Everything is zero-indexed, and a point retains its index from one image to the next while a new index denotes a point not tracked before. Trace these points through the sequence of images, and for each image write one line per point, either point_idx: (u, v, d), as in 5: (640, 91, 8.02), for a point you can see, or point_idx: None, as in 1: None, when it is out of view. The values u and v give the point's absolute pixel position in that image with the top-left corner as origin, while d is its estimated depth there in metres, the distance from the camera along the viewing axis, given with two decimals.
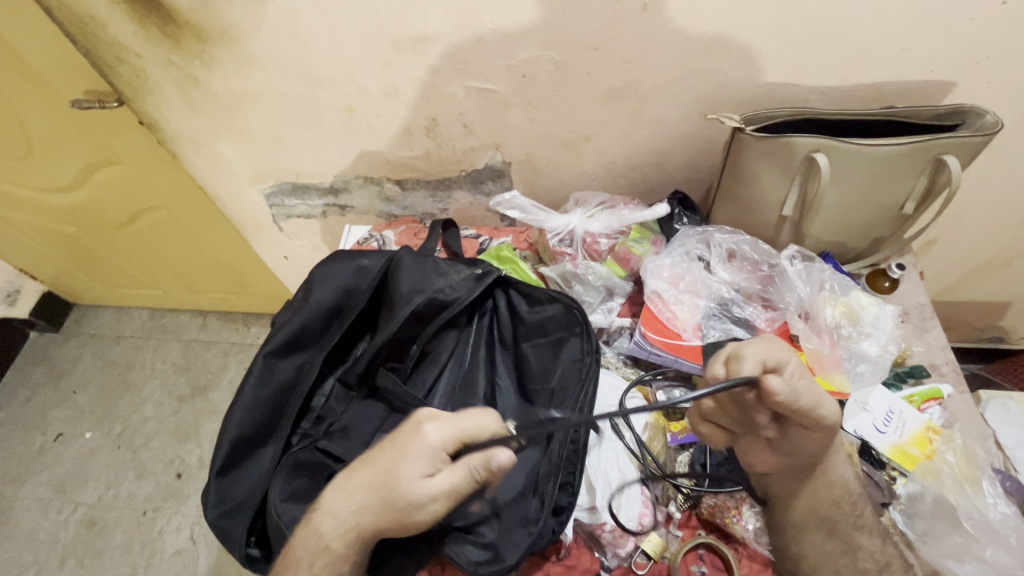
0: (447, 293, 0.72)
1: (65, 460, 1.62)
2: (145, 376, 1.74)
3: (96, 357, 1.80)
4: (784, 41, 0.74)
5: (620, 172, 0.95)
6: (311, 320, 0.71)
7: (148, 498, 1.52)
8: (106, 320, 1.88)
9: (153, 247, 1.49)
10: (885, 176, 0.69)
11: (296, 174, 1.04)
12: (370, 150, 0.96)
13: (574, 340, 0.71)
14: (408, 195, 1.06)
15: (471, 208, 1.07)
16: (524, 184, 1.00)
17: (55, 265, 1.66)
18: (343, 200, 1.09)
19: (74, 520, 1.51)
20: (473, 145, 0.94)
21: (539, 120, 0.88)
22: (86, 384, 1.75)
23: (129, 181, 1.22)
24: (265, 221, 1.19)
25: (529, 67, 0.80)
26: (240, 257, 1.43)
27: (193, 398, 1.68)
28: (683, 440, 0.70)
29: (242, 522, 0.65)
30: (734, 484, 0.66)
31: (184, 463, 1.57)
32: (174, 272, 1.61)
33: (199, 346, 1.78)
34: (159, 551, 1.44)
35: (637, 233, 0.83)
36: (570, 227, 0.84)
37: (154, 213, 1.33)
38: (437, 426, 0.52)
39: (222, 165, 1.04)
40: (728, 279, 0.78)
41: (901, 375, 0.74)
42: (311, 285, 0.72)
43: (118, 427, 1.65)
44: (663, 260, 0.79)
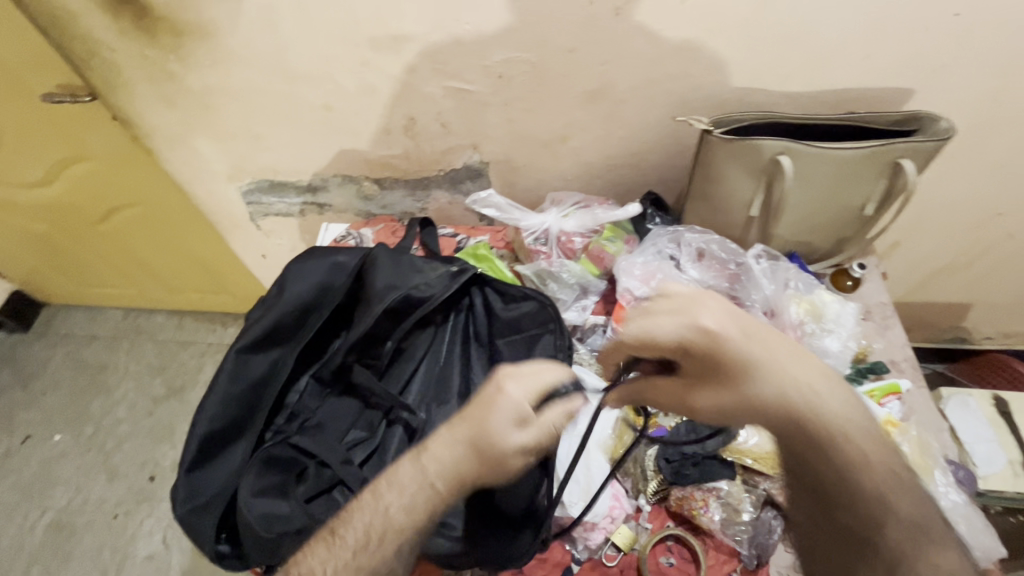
0: (422, 290, 0.72)
1: (33, 463, 1.58)
2: (118, 377, 1.71)
3: (67, 357, 1.76)
4: (749, 48, 0.76)
5: (596, 173, 0.97)
6: (284, 316, 0.71)
7: (120, 501, 1.50)
8: (79, 320, 1.84)
9: (126, 245, 1.47)
10: (847, 178, 0.72)
11: (273, 172, 1.04)
12: (348, 148, 0.97)
13: (547, 337, 0.73)
14: (387, 194, 1.06)
15: (450, 207, 1.08)
16: (503, 183, 1.01)
17: (25, 262, 1.62)
18: (321, 199, 1.09)
19: (42, 524, 1.48)
20: (452, 144, 0.95)
21: (516, 121, 0.89)
22: (56, 385, 1.71)
23: (102, 177, 1.21)
24: (243, 219, 1.18)
25: (505, 68, 0.81)
26: (218, 256, 1.41)
27: (168, 399, 1.66)
28: (652, 435, 0.70)
29: (211, 519, 0.64)
30: (699, 476, 0.67)
31: (158, 466, 1.55)
32: (149, 270, 1.58)
33: (175, 347, 1.75)
34: (131, 555, 1.42)
35: (611, 231, 0.84)
36: (546, 226, 0.85)
37: (128, 210, 1.32)
38: (516, 385, 0.56)
39: (199, 162, 1.04)
40: (697, 277, 0.79)
41: (863, 371, 0.76)
42: (285, 282, 0.72)
43: (90, 429, 1.62)
44: (635, 258, 0.80)
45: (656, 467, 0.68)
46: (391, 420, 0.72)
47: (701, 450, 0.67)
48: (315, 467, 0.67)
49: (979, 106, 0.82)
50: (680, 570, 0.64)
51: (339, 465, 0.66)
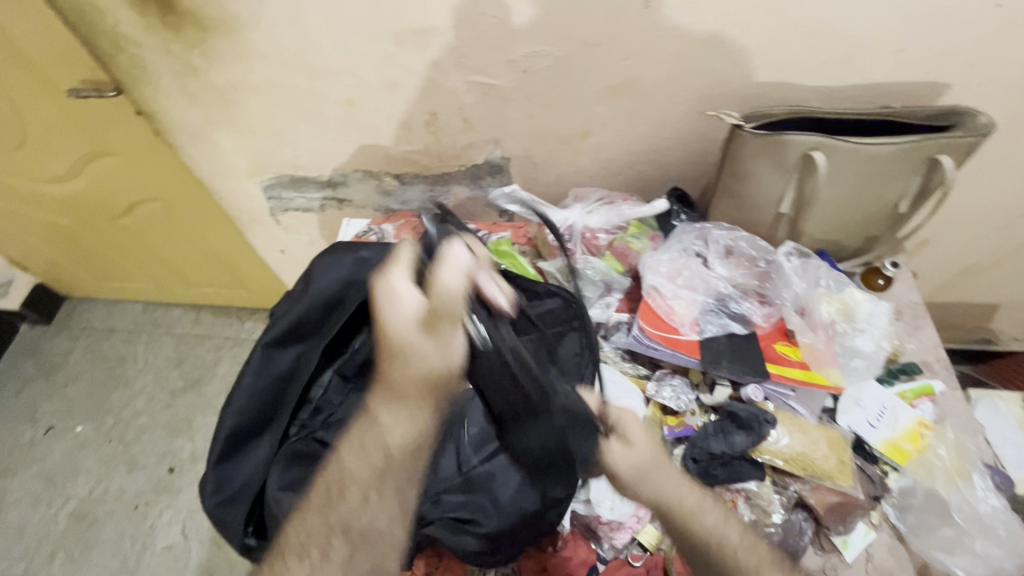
0: None
1: (54, 453, 1.61)
2: (137, 369, 1.73)
3: (88, 350, 1.79)
4: (780, 42, 0.75)
5: (618, 169, 0.96)
6: (310, 311, 0.71)
7: (140, 492, 1.52)
8: (98, 313, 1.86)
9: (146, 239, 1.49)
10: (882, 174, 0.70)
11: (294, 167, 1.04)
12: (368, 143, 0.97)
13: (573, 335, 0.72)
14: (406, 190, 1.07)
15: (470, 203, 1.08)
16: (523, 179, 1.00)
17: (47, 256, 1.65)
18: (340, 194, 1.09)
19: (64, 514, 1.51)
20: (473, 140, 0.94)
21: (539, 116, 0.89)
22: (77, 377, 1.74)
23: (124, 172, 1.22)
24: (262, 214, 1.19)
25: (529, 62, 0.80)
26: (236, 250, 1.42)
27: (185, 392, 1.67)
28: (679, 433, 0.69)
29: (236, 513, 0.65)
30: (727, 476, 0.65)
31: (177, 458, 1.57)
32: (168, 264, 1.60)
33: (192, 340, 1.77)
34: (150, 545, 1.44)
35: (636, 228, 0.84)
36: (570, 223, 0.84)
37: (149, 205, 1.33)
38: (450, 270, 0.58)
39: (220, 157, 1.04)
40: (725, 275, 0.77)
41: (895, 372, 0.75)
42: (311, 276, 0.72)
43: (110, 421, 1.65)
44: (661, 255, 0.79)
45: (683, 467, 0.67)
46: None
47: (729, 450, 0.65)
48: None
49: (1017, 101, 0.79)
50: None
51: None
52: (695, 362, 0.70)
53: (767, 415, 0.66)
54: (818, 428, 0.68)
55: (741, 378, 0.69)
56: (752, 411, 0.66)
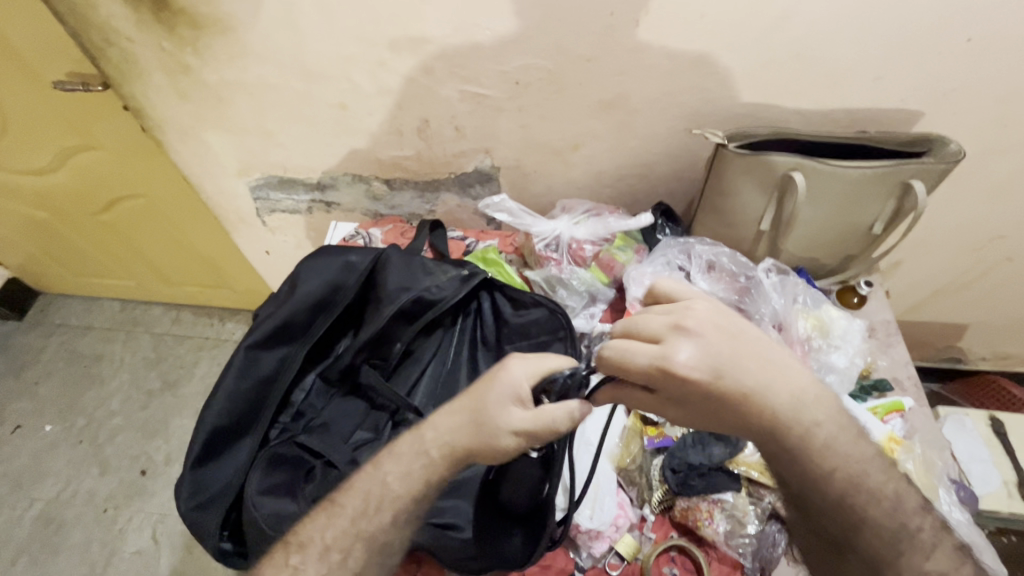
0: (433, 292, 0.72)
1: (22, 453, 1.56)
2: (113, 368, 1.69)
3: (62, 347, 1.74)
4: (764, 65, 0.77)
5: (606, 182, 0.98)
6: (296, 313, 0.70)
7: (110, 495, 1.48)
8: (75, 310, 1.82)
9: (128, 235, 1.46)
10: (853, 196, 0.73)
11: (284, 168, 1.04)
12: (360, 148, 0.97)
13: (557, 345, 0.73)
14: (396, 195, 1.08)
15: (458, 210, 1.09)
16: (513, 188, 1.02)
17: (24, 249, 1.61)
18: (329, 196, 1.09)
19: (29, 516, 1.46)
20: (464, 148, 0.95)
21: (530, 127, 0.90)
22: (49, 375, 1.69)
23: (108, 168, 1.20)
24: (250, 215, 1.18)
25: (522, 74, 0.82)
26: (221, 250, 1.41)
27: (163, 393, 1.64)
28: (659, 444, 0.70)
29: (214, 515, 0.64)
30: (705, 487, 0.67)
31: (150, 460, 1.53)
32: (150, 261, 1.57)
33: (171, 340, 1.74)
34: (119, 550, 1.41)
35: (621, 241, 0.84)
36: (557, 233, 0.84)
37: (132, 201, 1.31)
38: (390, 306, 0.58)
39: (209, 155, 1.03)
40: (707, 288, 0.79)
41: (866, 388, 0.77)
42: (298, 277, 0.71)
43: (82, 420, 1.61)
44: (645, 268, 0.80)
45: (661, 478, 0.69)
46: (398, 420, 0.72)
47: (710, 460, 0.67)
48: (322, 466, 0.67)
49: (987, 130, 0.83)
50: None
51: (346, 465, 0.66)
52: None
53: None
54: None
55: None
56: None
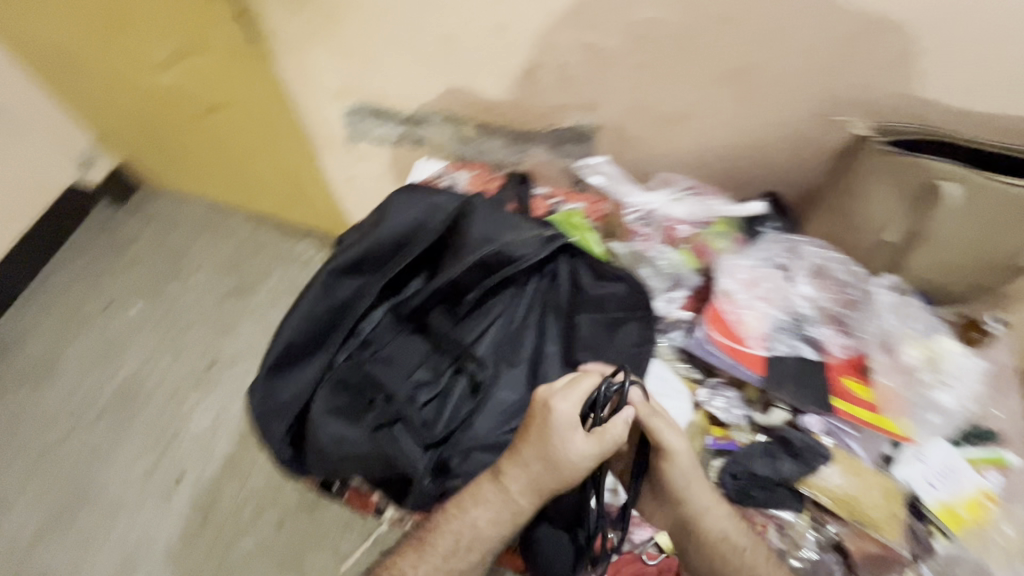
0: (515, 249, 0.69)
1: (112, 327, 1.72)
2: (195, 265, 1.81)
3: (154, 238, 1.88)
4: (933, 51, 0.67)
5: (712, 160, 0.90)
6: (378, 245, 0.70)
7: (181, 379, 1.62)
8: (167, 205, 1.94)
9: (224, 142, 1.52)
10: (1017, 220, 0.63)
11: (380, 97, 1.03)
12: (459, 86, 0.94)
13: (632, 324, 0.71)
14: (485, 141, 1.04)
15: (546, 166, 1.05)
16: (608, 152, 0.96)
17: (131, 140, 1.71)
18: (419, 132, 1.08)
19: (113, 384, 1.62)
20: (567, 101, 0.90)
21: (642, 88, 0.84)
22: (141, 261, 1.83)
23: (215, 73, 1.23)
24: (339, 139, 1.19)
25: (648, 28, 0.75)
26: (306, 170, 1.44)
27: (236, 296, 1.75)
28: (722, 446, 0.67)
29: (279, 421, 0.68)
30: (765, 500, 0.63)
31: (218, 355, 1.65)
32: (239, 170, 1.64)
33: (248, 248, 1.83)
34: (184, 430, 1.55)
35: (721, 227, 0.79)
36: (652, 207, 0.80)
37: (232, 110, 1.35)
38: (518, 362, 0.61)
39: (311, 73, 1.03)
40: (809, 294, 0.71)
41: (968, 434, 0.68)
42: (385, 211, 0.71)
43: (164, 308, 1.74)
44: (742, 260, 0.74)
45: (717, 481, 0.65)
46: (459, 367, 0.71)
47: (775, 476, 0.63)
48: (384, 399, 0.68)
49: None
50: None
51: (405, 402, 0.66)
52: (755, 377, 0.67)
53: (823, 449, 0.63)
54: (875, 474, 0.63)
55: (802, 406, 0.65)
56: (808, 442, 0.63)
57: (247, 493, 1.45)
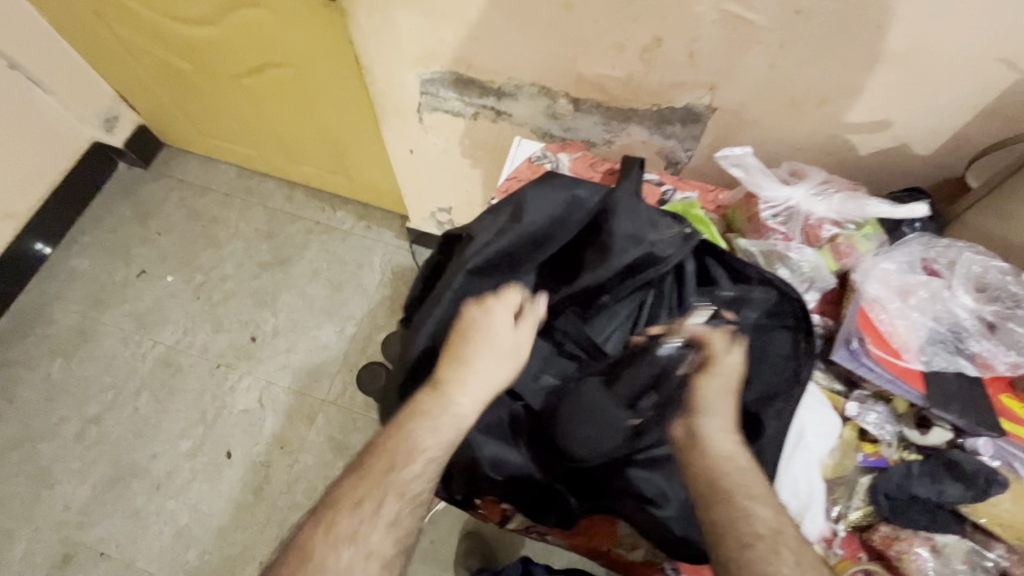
0: (659, 249, 0.65)
1: (146, 297, 1.65)
2: (228, 234, 1.73)
3: (182, 203, 1.78)
4: None
5: (835, 147, 0.85)
6: (516, 244, 0.68)
7: (222, 353, 1.57)
8: (194, 168, 1.83)
9: (266, 104, 1.41)
10: None
11: (467, 65, 0.94)
12: (564, 57, 0.85)
13: (782, 333, 0.65)
14: (579, 117, 0.96)
15: (641, 147, 0.97)
16: (719, 135, 0.89)
17: (158, 98, 1.59)
18: (503, 105, 0.99)
19: (151, 356, 1.57)
20: (686, 79, 0.82)
21: (780, 69, 0.76)
22: (170, 228, 1.74)
23: (269, 29, 1.12)
24: (408, 108, 1.10)
25: (808, 2, 0.67)
26: (358, 138, 1.35)
27: (273, 267, 1.68)
28: (873, 464, 0.64)
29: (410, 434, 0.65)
30: (926, 522, 0.60)
31: (259, 329, 1.60)
32: (278, 135, 1.53)
33: (283, 217, 1.75)
34: (229, 405, 1.51)
35: (870, 227, 0.73)
36: (791, 202, 0.73)
37: (282, 70, 1.24)
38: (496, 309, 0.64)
39: (390, 36, 0.93)
40: (968, 305, 0.66)
41: None
42: (523, 207, 0.68)
43: (199, 278, 1.67)
44: (890, 265, 0.69)
45: (868, 499, 0.63)
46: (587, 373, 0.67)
47: (936, 498, 0.60)
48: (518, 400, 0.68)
49: None
50: None
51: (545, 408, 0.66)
52: (917, 396, 0.63)
53: (995, 476, 0.60)
54: None
55: (972, 429, 0.61)
56: (979, 466, 0.60)
57: (298, 471, 1.43)
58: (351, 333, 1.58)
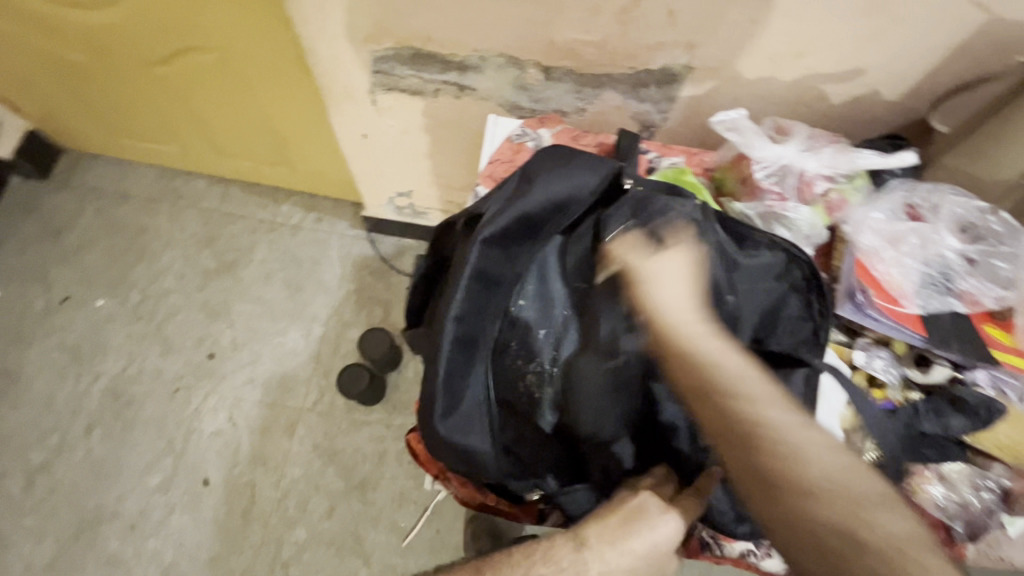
0: (680, 224, 0.64)
1: (76, 324, 1.48)
2: (162, 244, 1.55)
3: (99, 214, 1.58)
4: None
5: (809, 98, 0.85)
6: (523, 221, 0.70)
7: (179, 375, 1.44)
8: (107, 173, 1.62)
9: (185, 95, 1.25)
10: None
11: (425, 38, 0.85)
12: (534, 23, 0.79)
13: (796, 298, 0.66)
14: (550, 86, 0.91)
15: (615, 113, 0.94)
16: (696, 94, 0.87)
17: (50, 96, 1.37)
18: (467, 79, 0.92)
19: (96, 390, 1.42)
20: (664, 40, 0.78)
21: (761, 23, 0.74)
22: (91, 244, 1.55)
23: (184, 9, 0.97)
24: (359, 90, 0.99)
25: None
26: (301, 124, 1.23)
27: (220, 274, 1.53)
28: (882, 408, 0.68)
29: None
30: (930, 455, 0.66)
31: (216, 343, 1.47)
32: (204, 127, 1.37)
33: (222, 217, 1.59)
34: (197, 429, 1.40)
35: (857, 179, 0.75)
36: (781, 161, 0.74)
37: (203, 55, 1.09)
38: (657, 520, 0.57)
39: (335, 10, 0.83)
40: (954, 246, 0.70)
41: None
42: (526, 188, 0.70)
43: (136, 297, 1.51)
44: (878, 215, 0.72)
45: None
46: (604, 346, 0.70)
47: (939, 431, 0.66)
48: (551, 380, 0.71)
49: None
50: None
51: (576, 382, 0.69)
52: (918, 338, 0.66)
53: (995, 404, 0.65)
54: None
55: (968, 363, 0.66)
56: (982, 399, 0.65)
57: (287, 486, 1.35)
58: (320, 334, 1.48)
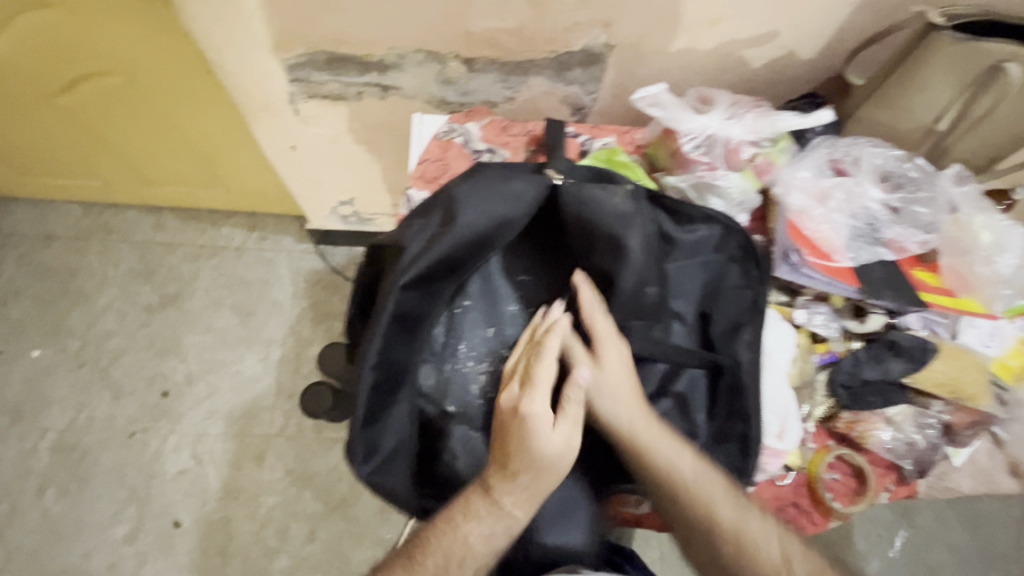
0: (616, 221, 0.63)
1: (13, 381, 1.39)
2: (96, 284, 1.47)
3: (22, 261, 1.48)
4: None
5: (730, 65, 0.85)
6: (455, 247, 0.63)
7: (134, 419, 1.37)
8: (25, 216, 1.51)
9: (95, 124, 1.17)
10: None
11: (338, 41, 0.82)
12: (447, 15, 0.77)
13: (733, 269, 0.67)
14: (474, 78, 0.89)
15: (544, 98, 0.93)
16: (620, 72, 0.87)
17: None
18: (389, 79, 0.89)
19: (44, 447, 1.34)
20: (581, 20, 0.77)
21: None
22: (17, 294, 1.45)
23: (75, 34, 0.90)
24: (278, 101, 0.95)
25: None
26: (226, 141, 1.17)
27: (164, 308, 1.46)
28: (826, 360, 0.70)
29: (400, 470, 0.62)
30: (878, 400, 0.68)
31: (170, 381, 1.41)
32: (122, 156, 1.29)
33: (158, 248, 1.51)
34: (160, 472, 1.34)
35: (782, 139, 0.75)
36: (708, 131, 0.73)
37: (106, 80, 1.02)
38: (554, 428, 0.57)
39: (237, 21, 0.78)
40: (876, 196, 0.73)
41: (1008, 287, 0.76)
42: (455, 209, 0.63)
43: (75, 343, 1.42)
44: (805, 173, 0.73)
45: (830, 393, 0.69)
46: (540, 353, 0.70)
47: (883, 376, 0.68)
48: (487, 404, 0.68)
49: None
50: (842, 484, 0.67)
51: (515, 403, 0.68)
52: (853, 290, 0.68)
53: (926, 343, 0.68)
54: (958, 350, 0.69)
55: (901, 306, 0.69)
56: (915, 340, 0.68)
57: (263, 516, 1.31)
58: (278, 357, 1.43)
